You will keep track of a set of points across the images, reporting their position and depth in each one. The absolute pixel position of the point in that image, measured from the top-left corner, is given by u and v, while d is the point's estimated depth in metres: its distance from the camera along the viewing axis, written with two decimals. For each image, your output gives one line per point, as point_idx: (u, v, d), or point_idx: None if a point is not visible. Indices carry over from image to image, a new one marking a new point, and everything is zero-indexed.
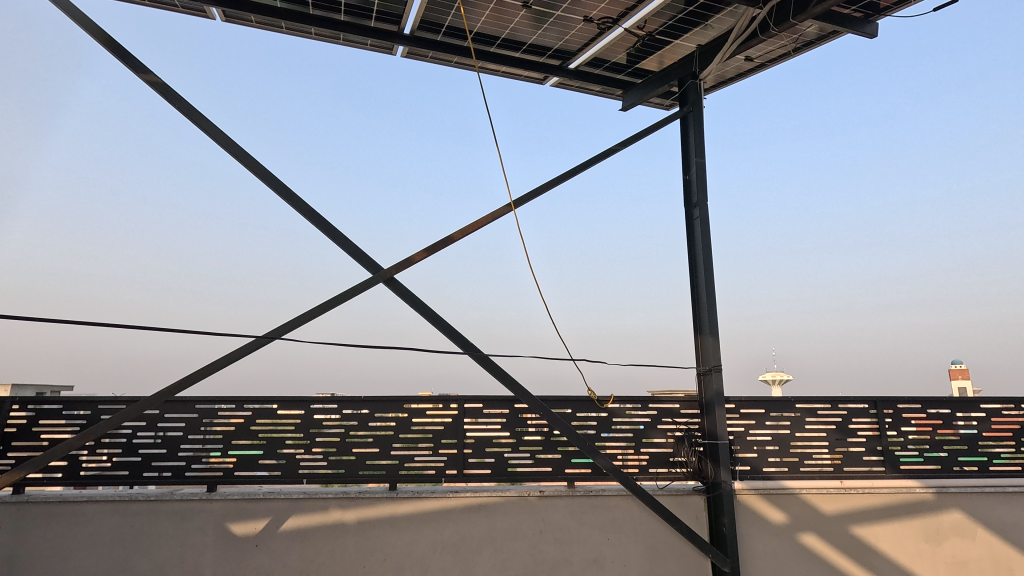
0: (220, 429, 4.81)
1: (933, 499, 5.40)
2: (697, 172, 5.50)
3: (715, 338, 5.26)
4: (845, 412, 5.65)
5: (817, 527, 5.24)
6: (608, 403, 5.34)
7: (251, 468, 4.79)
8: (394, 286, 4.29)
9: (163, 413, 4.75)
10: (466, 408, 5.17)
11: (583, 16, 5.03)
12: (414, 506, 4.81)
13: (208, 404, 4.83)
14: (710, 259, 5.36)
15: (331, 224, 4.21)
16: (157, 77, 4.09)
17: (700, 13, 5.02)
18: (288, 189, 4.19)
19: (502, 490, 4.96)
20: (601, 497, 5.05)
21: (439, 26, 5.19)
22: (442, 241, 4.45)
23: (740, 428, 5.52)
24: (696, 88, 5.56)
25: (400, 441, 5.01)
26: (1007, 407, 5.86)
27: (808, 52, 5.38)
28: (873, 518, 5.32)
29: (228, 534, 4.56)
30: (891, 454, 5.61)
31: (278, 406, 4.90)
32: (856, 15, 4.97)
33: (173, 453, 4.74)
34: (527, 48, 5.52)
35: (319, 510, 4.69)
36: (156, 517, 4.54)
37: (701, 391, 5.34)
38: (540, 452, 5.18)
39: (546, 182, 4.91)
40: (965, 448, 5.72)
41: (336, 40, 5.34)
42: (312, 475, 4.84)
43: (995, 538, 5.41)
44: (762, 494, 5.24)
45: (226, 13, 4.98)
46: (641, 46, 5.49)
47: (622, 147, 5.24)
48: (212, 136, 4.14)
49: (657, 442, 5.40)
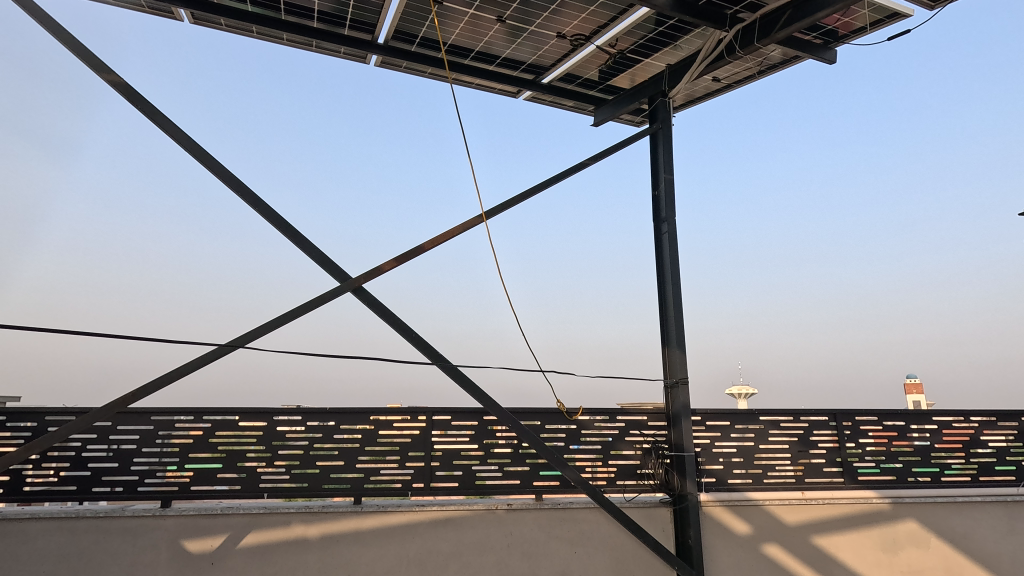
0: (177, 442, 4.63)
1: (889, 509, 5.58)
2: (665, 188, 5.61)
3: (681, 351, 5.35)
4: (807, 424, 5.79)
5: (782, 538, 5.34)
6: (576, 415, 5.35)
7: (210, 482, 4.63)
8: (362, 295, 4.24)
9: (115, 425, 4.54)
10: (434, 420, 5.10)
11: (557, 32, 5.11)
12: (379, 520, 4.72)
13: (165, 415, 4.63)
14: (677, 272, 5.47)
15: (297, 230, 4.12)
16: (119, 77, 3.97)
17: (670, 34, 5.17)
18: (255, 196, 4.09)
19: (470, 504, 4.91)
20: (569, 510, 5.05)
21: (413, 36, 5.19)
22: (413, 250, 4.39)
23: (707, 440, 5.58)
24: (665, 106, 5.69)
25: (366, 454, 4.91)
26: (958, 418, 6.09)
27: (771, 75, 5.60)
28: (833, 528, 5.44)
29: (183, 551, 4.38)
30: (849, 465, 5.77)
31: (240, 417, 4.76)
32: (815, 42, 5.21)
33: (125, 467, 4.53)
34: (501, 62, 5.56)
35: (280, 525, 4.56)
36: (103, 534, 4.33)
37: (668, 403, 5.43)
38: (508, 464, 5.15)
39: (519, 194, 4.90)
40: (919, 459, 5.91)
41: (309, 47, 5.29)
42: (273, 489, 4.70)
43: (947, 548, 5.59)
44: (728, 505, 5.32)
45: (194, 15, 4.87)
46: (613, 63, 5.60)
47: (592, 162, 5.29)
48: (176, 139, 4.02)
49: (626, 454, 5.43)
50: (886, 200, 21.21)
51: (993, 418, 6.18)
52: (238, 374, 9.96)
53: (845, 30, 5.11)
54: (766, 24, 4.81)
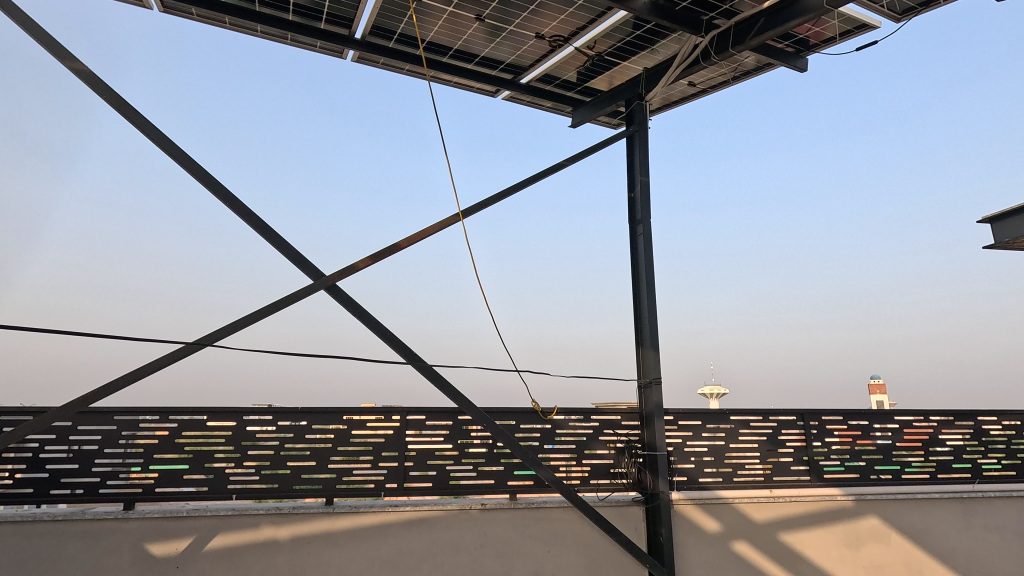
0: (141, 442, 4.50)
1: (852, 506, 5.74)
2: (641, 191, 5.67)
3: (655, 352, 5.42)
4: (776, 423, 5.92)
5: (751, 536, 5.45)
6: (551, 414, 5.37)
7: (176, 484, 4.52)
8: (336, 293, 4.19)
9: (75, 425, 4.39)
10: (409, 420, 5.06)
11: (535, 32, 5.12)
12: (352, 521, 4.66)
13: (129, 415, 4.50)
14: (652, 273, 5.54)
15: (271, 227, 4.05)
16: (83, 65, 3.84)
17: (647, 38, 5.22)
18: (227, 190, 4.00)
19: (444, 504, 4.89)
20: (543, 509, 5.06)
21: (391, 32, 5.13)
22: (388, 248, 4.35)
23: (679, 439, 5.66)
24: (641, 109, 5.77)
25: (339, 454, 4.85)
26: (918, 418, 6.29)
27: (745, 81, 5.71)
28: (799, 525, 5.58)
29: (146, 555, 4.26)
30: (815, 464, 5.92)
31: (208, 417, 4.65)
32: (788, 50, 5.33)
33: (86, 469, 4.38)
34: (479, 61, 5.54)
35: (248, 527, 4.46)
36: (61, 538, 4.17)
37: (641, 403, 5.49)
38: (483, 464, 5.14)
39: (496, 194, 4.89)
40: (881, 457, 6.10)
41: (284, 40, 5.19)
42: (243, 490, 4.61)
43: (907, 543, 5.78)
44: (698, 504, 5.40)
45: (164, 3, 4.74)
46: (591, 65, 5.63)
47: (569, 162, 5.32)
48: (142, 130, 3.91)
49: (600, 454, 5.47)
50: (873, 199, 21.58)
51: (950, 418, 6.41)
52: (218, 369, 9.70)
53: (816, 39, 5.24)
54: (741, 31, 4.90)
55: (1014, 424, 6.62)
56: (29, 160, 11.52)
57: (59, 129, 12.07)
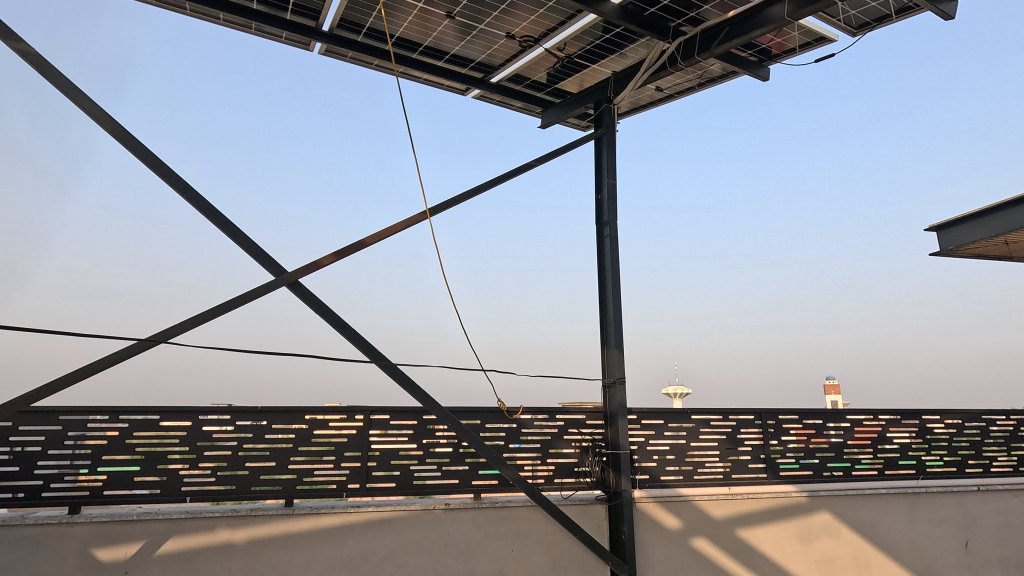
0: (89, 443, 4.31)
1: (806, 502, 5.94)
2: (608, 193, 5.74)
3: (619, 351, 5.50)
4: (735, 423, 6.07)
5: (709, 532, 5.58)
6: (517, 414, 5.38)
7: (127, 487, 4.34)
8: (298, 290, 4.09)
9: (17, 426, 4.16)
10: (372, 420, 4.99)
11: (506, 32, 5.13)
12: (312, 522, 4.57)
13: (77, 416, 4.30)
14: (617, 274, 5.63)
15: (231, 222, 3.93)
16: (30, 47, 3.65)
17: (616, 42, 5.30)
18: (184, 182, 3.87)
19: (407, 504, 4.84)
20: (506, 509, 5.07)
21: (359, 26, 5.05)
22: (353, 245, 4.27)
23: (642, 438, 5.74)
24: (610, 112, 5.83)
25: (300, 454, 4.75)
26: (868, 417, 6.55)
27: (710, 88, 5.84)
28: (756, 521, 5.74)
29: (93, 560, 4.09)
30: (772, 461, 6.09)
31: (161, 417, 4.48)
32: (751, 59, 5.49)
33: (28, 471, 4.17)
34: (449, 58, 5.51)
35: (203, 530, 4.33)
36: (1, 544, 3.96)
37: (606, 402, 5.55)
38: (447, 464, 5.11)
39: (464, 193, 4.87)
40: (834, 455, 6.32)
41: (248, 29, 5.04)
42: (197, 492, 4.47)
43: (856, 537, 6.02)
44: (660, 502, 5.50)
45: None
46: (561, 67, 5.67)
47: (537, 163, 5.35)
48: (93, 117, 3.74)
49: (565, 453, 5.51)
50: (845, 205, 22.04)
51: (898, 417, 6.69)
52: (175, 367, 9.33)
53: (778, 50, 5.40)
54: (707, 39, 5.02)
55: (957, 422, 6.96)
56: (26, 173, 11.08)
57: (53, 133, 11.56)
